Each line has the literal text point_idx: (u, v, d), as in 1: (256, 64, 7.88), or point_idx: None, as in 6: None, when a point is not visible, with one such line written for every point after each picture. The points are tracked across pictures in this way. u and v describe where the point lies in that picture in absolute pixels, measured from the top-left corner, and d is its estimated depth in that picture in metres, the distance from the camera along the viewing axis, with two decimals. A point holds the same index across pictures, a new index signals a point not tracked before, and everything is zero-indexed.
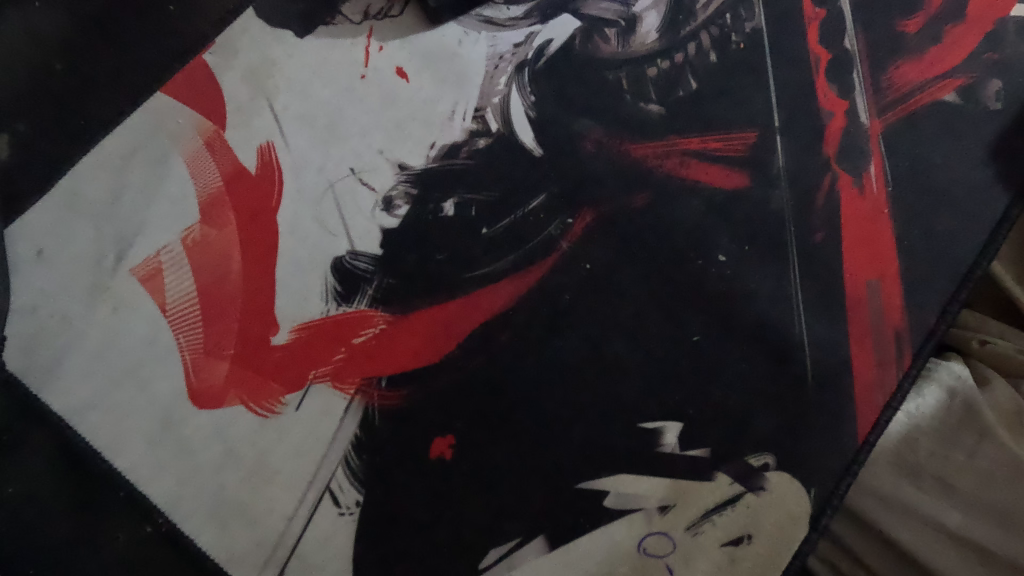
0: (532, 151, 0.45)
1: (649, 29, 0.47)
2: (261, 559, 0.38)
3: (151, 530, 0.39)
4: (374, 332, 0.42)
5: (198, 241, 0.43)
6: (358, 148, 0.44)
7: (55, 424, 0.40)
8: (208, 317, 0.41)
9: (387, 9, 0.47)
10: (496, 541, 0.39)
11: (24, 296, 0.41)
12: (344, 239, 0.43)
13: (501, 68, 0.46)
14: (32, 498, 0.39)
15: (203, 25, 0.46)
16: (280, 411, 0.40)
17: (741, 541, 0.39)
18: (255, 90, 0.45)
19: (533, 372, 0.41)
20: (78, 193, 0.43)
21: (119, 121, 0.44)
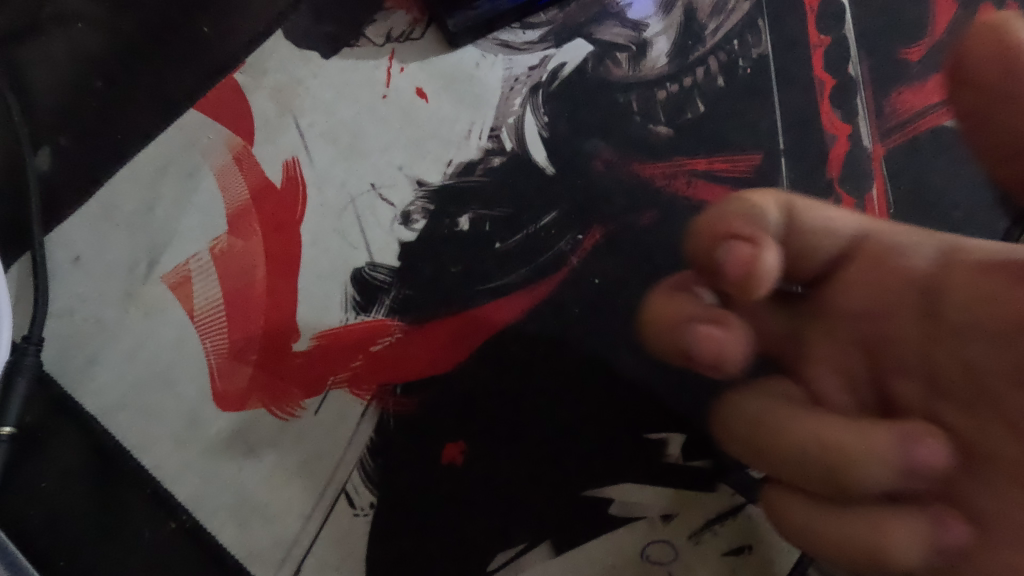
0: (544, 169, 0.47)
1: (659, 54, 0.49)
2: (279, 556, 0.40)
3: (175, 525, 0.41)
4: (391, 341, 0.43)
5: (225, 251, 0.45)
6: (379, 164, 0.47)
7: (86, 422, 0.42)
8: (233, 323, 0.44)
9: (409, 32, 0.49)
10: (504, 544, 0.41)
11: (61, 300, 0.44)
12: (363, 251, 0.45)
13: (516, 90, 0.48)
14: (64, 492, 0.41)
15: (234, 46, 0.48)
16: (299, 415, 0.42)
17: (742, 551, 0.41)
18: (282, 108, 0.47)
19: (543, 382, 0.43)
20: (114, 204, 0.45)
21: (153, 136, 0.46)
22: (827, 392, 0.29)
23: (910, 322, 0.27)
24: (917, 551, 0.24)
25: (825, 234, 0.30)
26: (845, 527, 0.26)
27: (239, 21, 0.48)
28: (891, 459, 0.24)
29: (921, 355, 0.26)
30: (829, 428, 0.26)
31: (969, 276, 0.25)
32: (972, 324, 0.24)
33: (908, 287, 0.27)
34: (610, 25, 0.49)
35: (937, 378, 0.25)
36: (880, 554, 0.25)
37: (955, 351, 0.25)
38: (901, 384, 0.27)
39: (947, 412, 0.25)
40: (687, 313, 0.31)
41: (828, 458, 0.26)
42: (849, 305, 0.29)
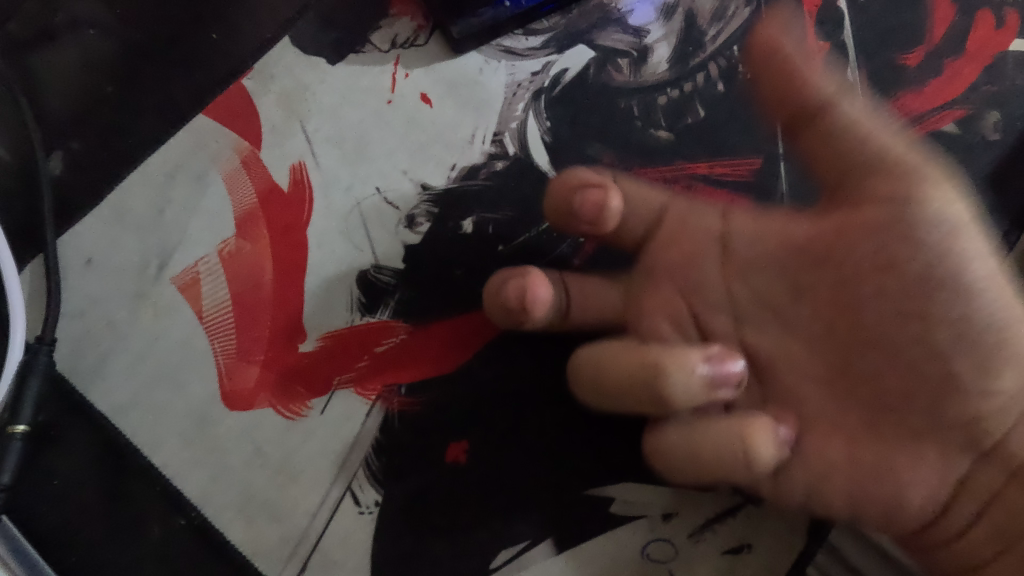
0: (547, 173, 0.47)
1: (659, 60, 0.49)
2: (285, 553, 0.41)
3: (185, 522, 0.42)
4: (395, 342, 0.44)
5: (233, 253, 0.46)
6: (384, 168, 0.47)
7: (98, 421, 0.43)
8: (241, 324, 0.44)
9: (413, 38, 0.49)
10: (507, 542, 0.41)
11: (73, 301, 0.45)
12: (369, 253, 0.46)
13: (519, 95, 0.49)
14: (75, 489, 0.42)
15: (243, 52, 0.49)
16: (305, 414, 0.43)
17: (741, 549, 0.41)
18: (289, 113, 0.48)
19: (544, 383, 0.43)
20: (125, 207, 0.46)
21: (164, 140, 0.47)
22: (660, 333, 0.38)
23: (712, 273, 0.40)
24: (771, 442, 0.33)
25: (642, 207, 0.40)
26: (710, 441, 0.33)
27: (247, 27, 0.49)
28: (693, 369, 0.32)
29: (723, 294, 0.39)
30: (639, 357, 0.34)
31: (745, 227, 0.40)
32: (752, 266, 0.39)
33: (704, 241, 0.40)
34: (612, 31, 0.50)
35: (739, 309, 0.39)
36: (751, 456, 0.32)
37: (746, 283, 0.39)
38: (708, 315, 0.39)
39: (750, 335, 0.39)
40: (504, 278, 0.40)
41: (655, 380, 0.33)
42: (668, 261, 0.40)
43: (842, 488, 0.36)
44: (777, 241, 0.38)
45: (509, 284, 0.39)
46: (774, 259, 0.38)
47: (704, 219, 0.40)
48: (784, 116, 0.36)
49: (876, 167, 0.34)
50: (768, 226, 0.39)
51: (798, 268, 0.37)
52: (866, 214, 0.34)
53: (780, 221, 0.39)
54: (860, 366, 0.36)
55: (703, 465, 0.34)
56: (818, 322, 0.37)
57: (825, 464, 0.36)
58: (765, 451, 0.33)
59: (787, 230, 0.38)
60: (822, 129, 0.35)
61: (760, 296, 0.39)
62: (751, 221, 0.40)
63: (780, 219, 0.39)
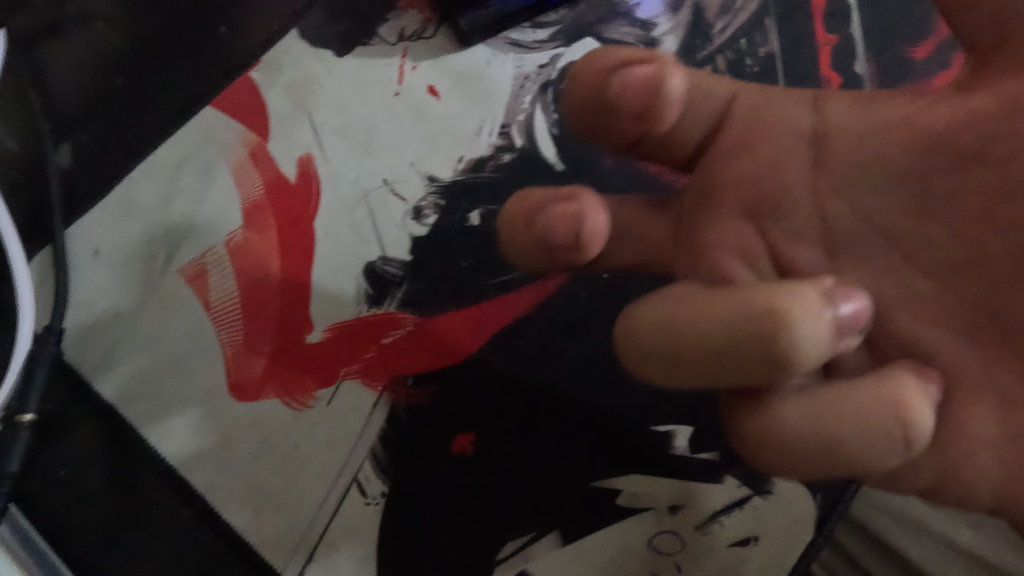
0: (554, 165, 0.47)
1: (667, 53, 0.49)
2: (291, 544, 0.41)
3: (191, 512, 0.42)
4: (402, 333, 0.44)
5: (240, 244, 0.46)
6: (391, 160, 0.47)
7: (105, 411, 0.43)
8: (248, 315, 0.45)
9: (421, 31, 0.49)
10: (513, 534, 0.41)
11: (81, 292, 0.45)
12: (376, 246, 0.46)
13: (526, 88, 0.49)
14: (82, 479, 0.42)
15: (250, 45, 0.49)
16: (312, 405, 0.43)
17: (748, 542, 0.41)
18: (296, 105, 0.48)
19: (551, 376, 0.43)
20: (133, 198, 0.46)
21: (171, 131, 0.47)
22: (725, 267, 0.28)
23: (797, 177, 0.29)
24: (926, 415, 0.23)
25: (706, 99, 0.30)
26: (840, 411, 0.23)
27: (255, 20, 0.49)
28: (822, 313, 0.22)
29: (814, 213, 0.29)
30: (739, 303, 0.23)
31: (844, 116, 0.29)
32: (853, 174, 0.28)
33: (788, 139, 0.30)
34: (619, 24, 0.50)
35: (833, 238, 0.28)
36: (907, 432, 0.23)
37: (848, 201, 0.28)
38: (788, 245, 0.29)
39: (848, 269, 0.28)
40: (555, 217, 0.38)
41: (778, 329, 0.22)
42: (741, 170, 0.30)
43: (992, 475, 0.26)
44: (878, 160, 0.28)
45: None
46: (888, 162, 0.27)
47: (777, 116, 0.30)
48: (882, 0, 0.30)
49: (995, 38, 0.26)
50: (881, 112, 0.28)
51: (920, 178, 0.27)
52: (985, 99, 0.26)
53: (898, 108, 0.28)
54: (963, 280, 0.27)
55: (817, 440, 0.23)
56: (961, 248, 0.26)
57: (979, 448, 0.26)
58: (924, 424, 0.23)
59: (894, 114, 0.28)
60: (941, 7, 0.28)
61: (871, 216, 0.28)
62: (851, 111, 0.29)
63: (891, 107, 0.28)
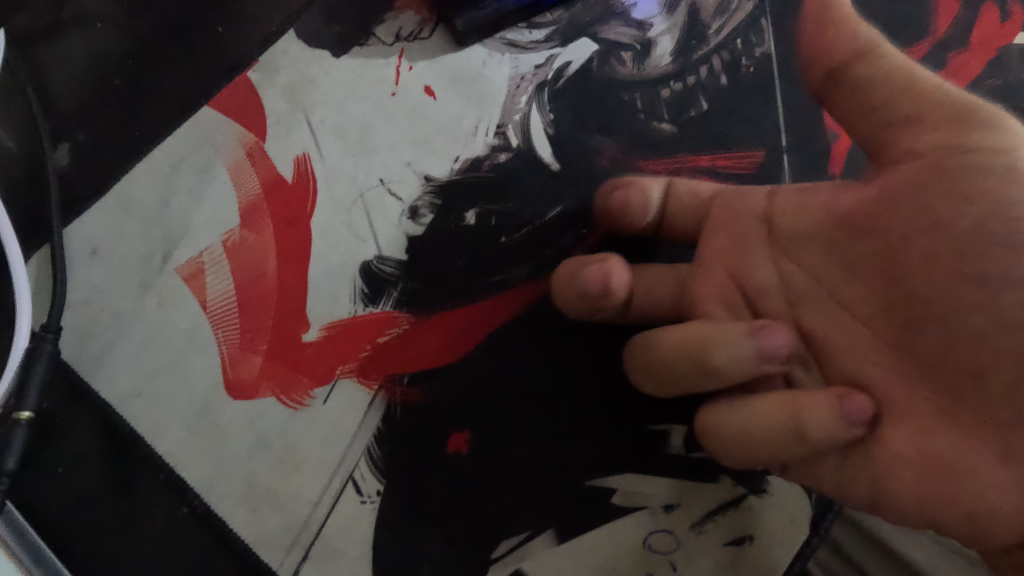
0: (549, 165, 0.47)
1: (662, 53, 0.49)
2: (287, 542, 0.41)
3: (187, 510, 0.42)
4: (398, 332, 0.44)
5: (237, 243, 0.46)
6: (388, 160, 0.47)
7: (101, 409, 0.43)
8: (245, 314, 0.45)
9: (417, 32, 0.50)
10: (508, 533, 0.41)
11: (78, 291, 0.45)
12: (372, 245, 0.46)
13: (522, 88, 0.49)
14: (78, 477, 0.43)
15: (247, 45, 0.49)
16: (308, 404, 0.43)
17: (744, 541, 0.41)
18: (294, 106, 0.48)
19: (545, 375, 0.43)
20: (130, 198, 0.46)
21: (169, 132, 0.47)
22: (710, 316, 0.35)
23: (760, 255, 0.35)
24: (835, 418, 0.28)
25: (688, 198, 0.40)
26: (754, 416, 0.31)
27: (252, 21, 0.49)
28: (737, 342, 0.31)
29: (771, 269, 0.34)
30: (680, 335, 0.34)
31: (789, 203, 0.35)
32: (798, 238, 0.34)
33: (748, 224, 0.36)
34: (615, 25, 0.50)
35: (791, 295, 0.33)
36: (801, 430, 0.29)
37: (798, 263, 0.33)
38: (761, 302, 0.34)
39: (807, 317, 0.33)
40: (582, 263, 0.39)
41: (701, 355, 0.32)
42: (716, 246, 0.37)
43: (919, 492, 0.28)
44: (824, 218, 0.33)
45: (590, 268, 0.38)
46: (818, 232, 0.33)
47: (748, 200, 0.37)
48: (819, 74, 0.32)
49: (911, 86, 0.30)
50: (816, 200, 0.33)
51: (842, 242, 0.32)
52: (892, 179, 0.30)
53: (823, 195, 0.33)
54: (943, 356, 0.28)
55: (757, 445, 0.32)
56: (876, 299, 0.30)
57: (902, 464, 0.28)
58: (820, 423, 0.29)
59: (843, 198, 0.32)
60: (849, 88, 0.31)
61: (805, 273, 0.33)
62: (845, 194, 0.32)
63: (822, 195, 0.33)
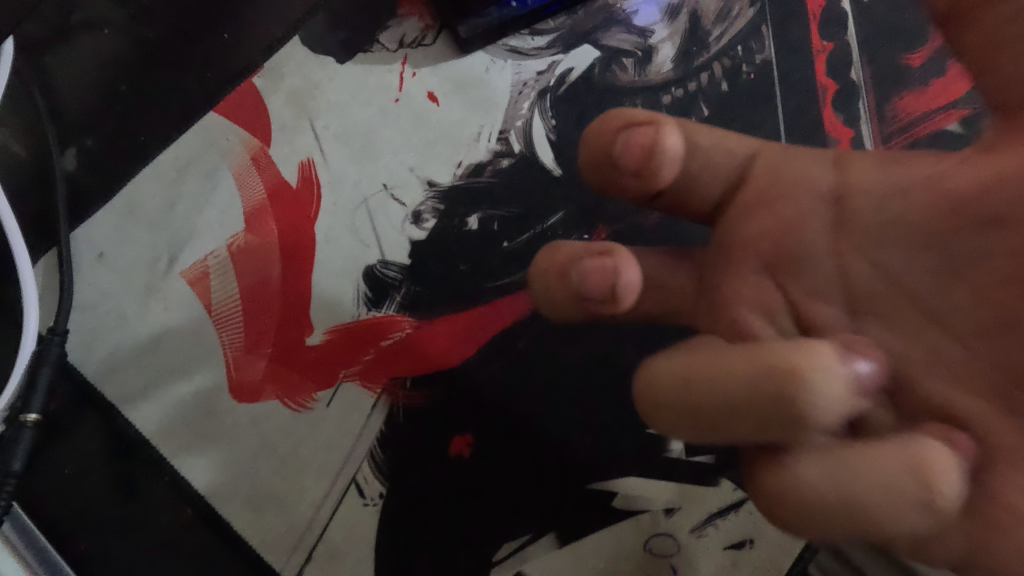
0: (551, 170, 0.48)
1: (664, 60, 0.50)
2: (290, 544, 0.42)
3: (192, 511, 0.42)
4: (400, 336, 0.45)
5: (242, 247, 0.46)
6: (391, 165, 0.48)
7: (108, 412, 0.44)
8: (249, 318, 0.45)
9: (421, 38, 0.50)
10: (509, 536, 0.42)
11: (85, 294, 0.45)
12: (376, 249, 0.46)
13: (524, 94, 0.49)
14: (84, 478, 0.43)
15: (253, 51, 0.49)
16: (311, 407, 0.44)
17: (744, 545, 0.41)
18: (299, 111, 0.49)
19: (546, 379, 0.44)
20: (137, 202, 0.47)
21: (175, 137, 0.48)
22: (744, 323, 0.26)
23: (815, 245, 0.26)
24: (957, 478, 0.19)
25: (723, 159, 0.29)
26: (863, 479, 0.19)
27: (258, 27, 0.50)
28: (840, 371, 0.20)
29: (836, 274, 0.25)
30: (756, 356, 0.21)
31: (865, 175, 0.26)
32: (878, 231, 0.25)
33: (811, 203, 0.27)
34: (617, 32, 0.51)
35: (854, 292, 0.25)
36: (932, 498, 0.19)
37: (870, 259, 0.25)
38: (808, 305, 0.26)
39: (873, 327, 0.24)
40: (576, 254, 0.30)
41: (788, 392, 0.20)
42: (758, 231, 0.28)
43: (1017, 564, 0.20)
44: (907, 205, 0.24)
45: (588, 261, 0.29)
46: (913, 213, 0.24)
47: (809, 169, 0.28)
48: (939, 7, 0.24)
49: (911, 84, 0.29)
50: (905, 171, 0.25)
51: (939, 231, 0.23)
52: (1007, 159, 0.22)
53: (921, 167, 0.25)
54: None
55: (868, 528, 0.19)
56: (982, 311, 0.22)
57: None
58: (949, 485, 0.19)
59: (918, 171, 0.25)
60: (980, 26, 0.23)
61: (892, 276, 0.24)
62: (875, 169, 0.26)
63: (922, 167, 0.25)
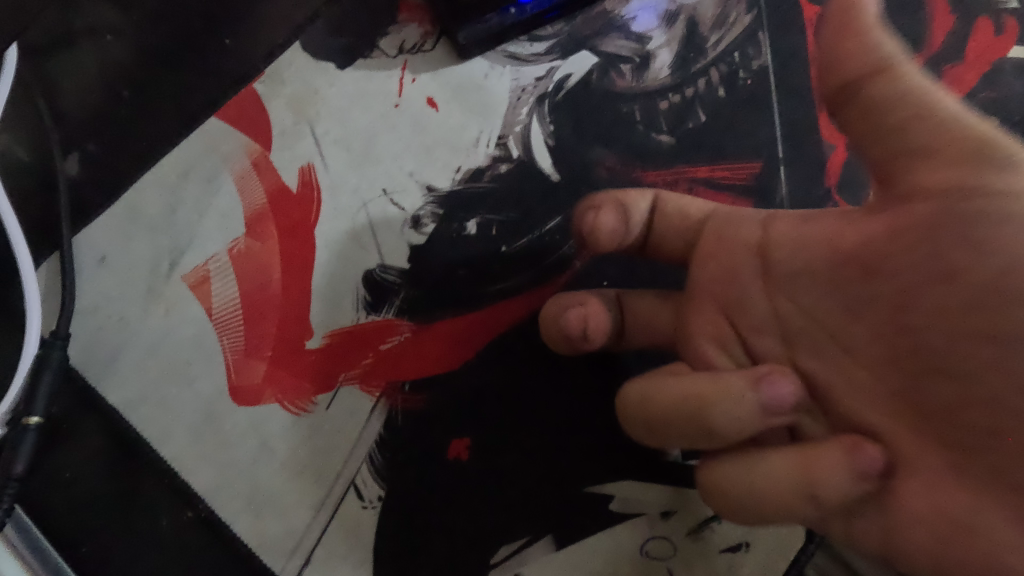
0: (549, 175, 0.48)
1: (661, 66, 0.50)
2: (289, 547, 0.42)
3: (192, 514, 0.43)
4: (399, 340, 0.45)
5: (243, 252, 0.47)
6: (391, 170, 0.48)
7: (109, 415, 0.44)
8: (250, 321, 0.46)
9: (421, 44, 0.50)
10: (507, 539, 0.42)
11: (87, 298, 0.46)
12: (376, 253, 0.47)
13: (523, 100, 0.50)
14: (85, 481, 0.43)
15: (254, 57, 0.50)
16: (311, 410, 0.44)
17: (740, 548, 0.42)
18: (299, 117, 0.49)
19: (544, 383, 0.44)
20: (139, 207, 0.47)
21: (177, 142, 0.48)
22: (705, 357, 0.33)
23: (750, 287, 0.32)
24: (845, 477, 0.25)
25: None
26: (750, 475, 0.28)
27: (259, 33, 0.50)
28: (742, 396, 0.27)
29: (769, 311, 0.31)
30: (690, 385, 0.29)
31: (785, 233, 0.32)
32: (795, 276, 0.30)
33: (743, 255, 0.33)
34: (615, 38, 0.51)
35: (787, 328, 0.30)
36: (815, 492, 0.26)
37: (794, 301, 0.30)
38: (756, 339, 0.31)
39: (804, 359, 0.29)
40: (562, 306, 0.40)
41: (699, 410, 0.28)
42: (709, 278, 0.34)
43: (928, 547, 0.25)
44: (829, 254, 0.29)
45: (570, 312, 0.38)
46: (819, 265, 0.29)
47: (744, 227, 0.34)
48: (834, 87, 0.27)
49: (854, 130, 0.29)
50: (815, 231, 0.30)
51: (850, 279, 0.28)
52: (914, 214, 0.25)
53: (827, 227, 0.30)
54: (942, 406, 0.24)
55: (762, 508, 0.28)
56: (882, 344, 0.26)
57: (915, 522, 0.25)
58: (834, 483, 0.25)
59: (828, 230, 0.30)
60: (864, 106, 0.27)
61: (810, 312, 0.29)
62: (796, 226, 0.32)
63: (832, 223, 0.30)
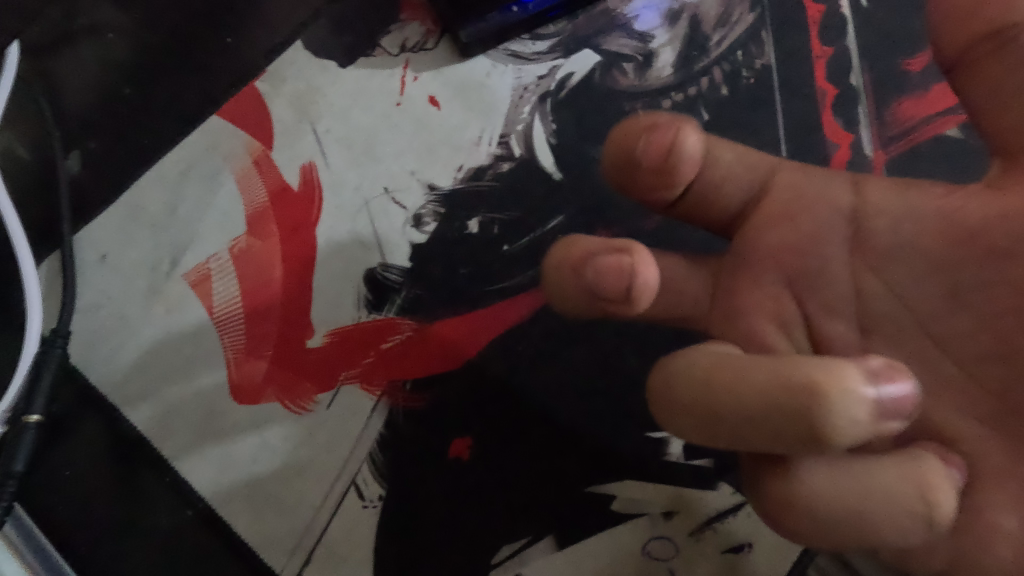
0: (551, 174, 0.48)
1: (664, 65, 0.50)
2: (289, 546, 0.42)
3: (192, 513, 0.43)
4: (400, 339, 0.45)
5: (243, 250, 0.47)
6: (392, 168, 0.48)
7: (109, 414, 0.44)
8: (251, 319, 0.45)
9: (422, 43, 0.50)
10: (508, 539, 0.42)
11: (88, 296, 0.46)
12: (377, 252, 0.47)
13: (525, 98, 0.50)
14: (85, 480, 0.43)
15: (255, 55, 0.50)
16: (311, 409, 0.44)
17: (742, 549, 0.41)
18: (301, 115, 0.49)
19: (545, 383, 0.44)
20: (140, 205, 0.47)
21: (178, 140, 0.48)
22: (762, 335, 0.29)
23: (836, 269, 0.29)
24: (950, 493, 0.23)
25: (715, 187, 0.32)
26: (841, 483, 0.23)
27: (260, 31, 0.50)
28: (870, 394, 0.21)
29: (849, 289, 0.29)
30: (777, 373, 0.22)
31: (883, 200, 0.30)
32: (892, 253, 0.28)
33: (821, 223, 0.30)
34: (617, 37, 0.51)
35: (868, 314, 0.29)
36: (936, 514, 0.23)
37: (886, 283, 0.28)
38: (823, 319, 0.29)
39: (881, 348, 0.28)
40: (591, 250, 0.29)
41: (810, 410, 0.21)
42: (777, 247, 0.31)
43: (1007, 562, 0.25)
44: (937, 233, 0.28)
45: (603, 260, 0.28)
46: (933, 246, 0.28)
47: (824, 188, 0.31)
48: (954, 50, 0.27)
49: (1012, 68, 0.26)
50: (920, 198, 0.29)
51: (967, 265, 0.27)
52: None
53: (930, 202, 0.28)
54: None
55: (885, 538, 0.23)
56: (986, 334, 0.26)
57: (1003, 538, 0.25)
58: (948, 502, 0.23)
59: (931, 204, 0.28)
60: (988, 66, 0.26)
61: (905, 297, 0.28)
62: (892, 198, 0.30)
63: (928, 198, 0.29)
